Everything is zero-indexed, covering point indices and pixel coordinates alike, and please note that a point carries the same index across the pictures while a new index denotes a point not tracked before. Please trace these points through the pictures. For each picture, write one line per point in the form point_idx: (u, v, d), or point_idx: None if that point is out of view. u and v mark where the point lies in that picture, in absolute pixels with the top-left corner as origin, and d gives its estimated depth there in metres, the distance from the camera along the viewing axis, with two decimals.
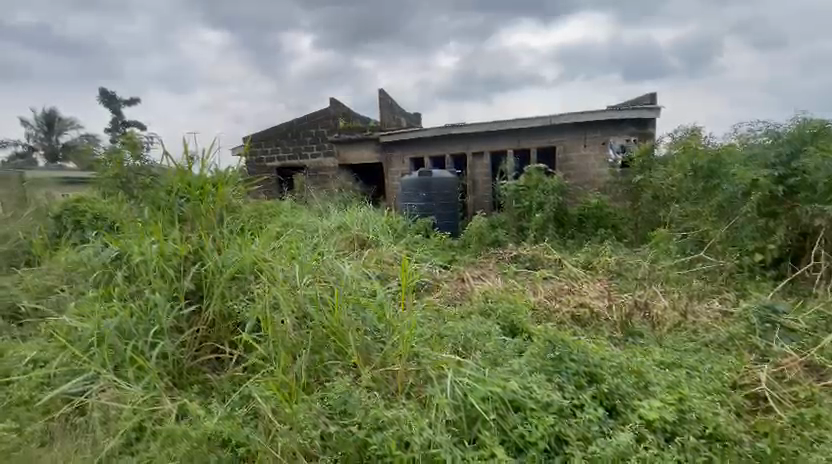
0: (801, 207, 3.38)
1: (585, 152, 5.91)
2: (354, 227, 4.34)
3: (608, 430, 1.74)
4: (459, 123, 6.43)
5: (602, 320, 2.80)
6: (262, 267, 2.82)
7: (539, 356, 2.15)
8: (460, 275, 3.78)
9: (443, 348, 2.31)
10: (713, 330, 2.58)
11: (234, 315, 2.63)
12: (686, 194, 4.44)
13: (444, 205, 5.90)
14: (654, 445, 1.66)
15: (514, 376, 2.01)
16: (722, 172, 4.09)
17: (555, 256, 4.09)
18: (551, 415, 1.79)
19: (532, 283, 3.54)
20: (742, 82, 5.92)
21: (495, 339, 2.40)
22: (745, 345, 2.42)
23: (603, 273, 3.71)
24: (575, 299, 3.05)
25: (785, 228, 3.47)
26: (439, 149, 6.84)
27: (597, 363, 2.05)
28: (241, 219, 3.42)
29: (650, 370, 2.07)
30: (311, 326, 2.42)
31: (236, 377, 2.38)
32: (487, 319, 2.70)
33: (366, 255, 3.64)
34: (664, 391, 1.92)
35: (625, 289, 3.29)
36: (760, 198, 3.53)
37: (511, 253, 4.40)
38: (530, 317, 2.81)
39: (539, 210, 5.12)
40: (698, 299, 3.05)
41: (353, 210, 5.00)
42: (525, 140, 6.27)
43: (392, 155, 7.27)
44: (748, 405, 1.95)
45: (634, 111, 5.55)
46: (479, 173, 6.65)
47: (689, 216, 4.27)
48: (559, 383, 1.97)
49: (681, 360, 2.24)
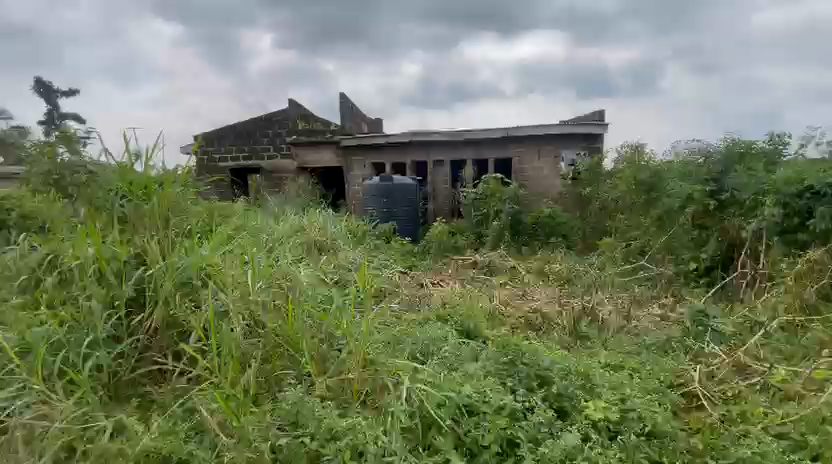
0: (731, 219, 3.70)
1: (540, 164, 6.16)
2: (312, 231, 4.26)
3: (556, 431, 1.79)
4: (422, 131, 6.50)
5: (553, 324, 2.91)
6: (211, 273, 2.67)
7: (493, 360, 2.20)
8: (419, 281, 3.79)
9: (401, 354, 2.31)
10: (653, 332, 2.76)
11: (180, 323, 2.49)
12: (630, 206, 4.72)
13: (405, 211, 5.91)
14: (599, 444, 1.74)
15: (470, 380, 2.04)
16: (662, 186, 4.40)
17: (511, 263, 4.22)
18: (504, 417, 1.84)
19: (489, 288, 3.63)
20: None
21: (451, 344, 2.43)
22: (681, 347, 2.59)
23: (556, 279, 3.87)
24: (530, 305, 3.17)
25: (716, 238, 3.77)
26: (401, 154, 6.86)
27: (548, 366, 2.12)
28: (190, 221, 3.24)
29: (596, 372, 2.17)
30: (263, 334, 2.34)
31: (180, 389, 2.24)
32: (444, 325, 2.71)
33: (324, 260, 3.57)
34: (608, 392, 2.02)
35: (575, 294, 3.45)
36: (696, 210, 3.85)
37: (470, 259, 4.49)
38: (486, 322, 2.87)
39: (497, 218, 5.29)
40: (639, 304, 3.26)
41: (312, 214, 4.90)
42: (484, 149, 6.44)
43: (353, 160, 7.20)
44: (683, 403, 2.08)
45: (585, 127, 5.89)
46: (439, 180, 6.73)
47: (633, 227, 4.56)
48: (512, 386, 2.03)
49: (625, 361, 2.38)
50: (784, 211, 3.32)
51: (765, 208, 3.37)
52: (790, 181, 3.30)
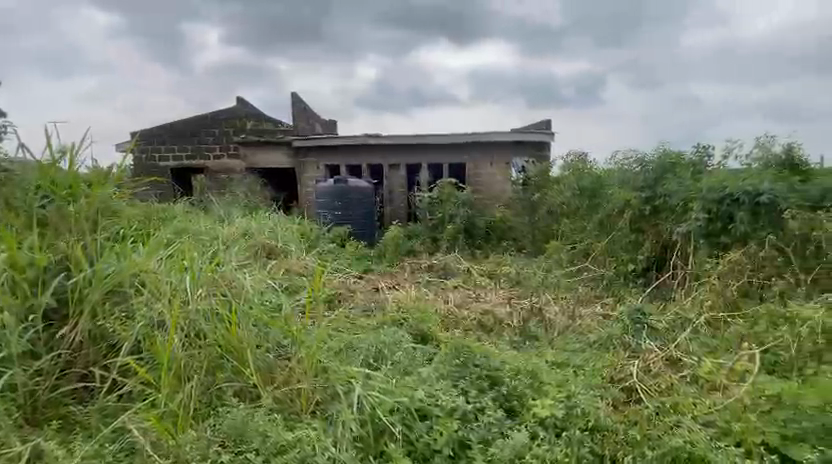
0: (664, 223, 3.99)
1: (492, 169, 6.33)
2: (260, 235, 4.08)
3: (506, 430, 1.82)
4: (377, 134, 6.47)
5: (504, 325, 2.98)
6: (146, 280, 2.46)
7: (446, 362, 2.21)
8: (374, 285, 3.74)
9: (352, 361, 2.24)
10: (595, 330, 2.91)
11: (109, 335, 2.28)
12: (574, 211, 4.97)
13: (360, 214, 5.83)
14: (546, 441, 1.78)
15: (422, 384, 2.03)
16: (602, 193, 4.66)
17: (465, 266, 4.29)
18: (455, 420, 1.84)
19: (443, 291, 3.65)
20: (625, 114, 6.56)
21: (405, 348, 2.40)
22: (621, 343, 2.73)
23: (506, 281, 3.97)
24: (482, 306, 3.23)
25: (650, 242, 4.04)
26: (355, 157, 6.78)
27: (498, 367, 2.17)
28: (122, 224, 2.98)
29: (544, 370, 2.24)
30: (203, 345, 2.20)
31: (109, 408, 2.04)
32: (398, 329, 2.69)
33: (273, 266, 3.43)
34: (555, 389, 2.08)
35: (524, 296, 3.56)
36: (633, 214, 4.16)
37: (425, 262, 4.51)
38: (439, 325, 2.87)
39: (451, 222, 5.36)
40: (583, 304, 3.41)
41: (261, 217, 4.70)
42: (439, 154, 6.52)
43: (306, 161, 7.01)
44: (624, 397, 2.19)
45: (533, 135, 6.18)
46: (395, 184, 6.71)
47: (577, 230, 4.79)
48: (463, 387, 2.05)
49: (570, 360, 2.48)
50: (708, 217, 3.62)
51: (692, 213, 3.69)
52: (712, 191, 3.62)
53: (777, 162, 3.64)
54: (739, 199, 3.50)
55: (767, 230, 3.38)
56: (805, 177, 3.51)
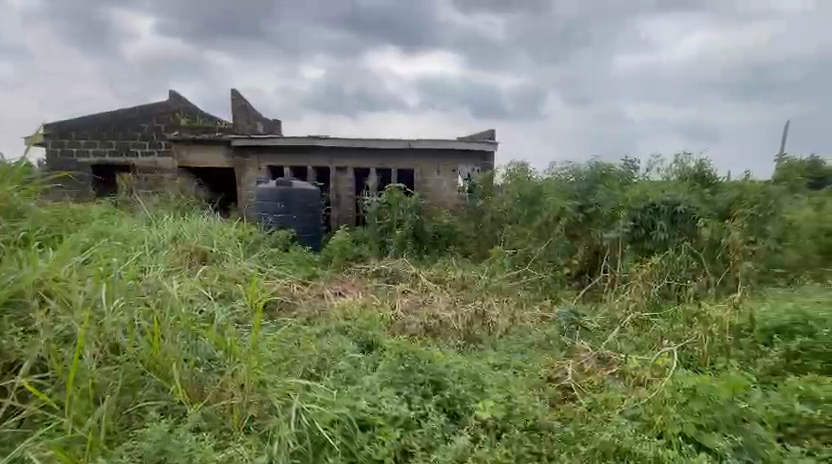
0: (596, 231, 4.25)
1: (439, 176, 6.44)
2: (193, 239, 3.80)
3: (449, 435, 1.82)
4: (323, 136, 6.31)
5: (449, 329, 3.01)
6: (53, 291, 2.19)
7: (390, 369, 2.17)
8: (319, 291, 3.62)
9: (291, 373, 2.14)
10: (535, 332, 3.02)
11: (3, 353, 1.99)
12: (516, 217, 5.12)
13: (304, 217, 5.62)
14: (487, 444, 1.80)
15: (365, 393, 1.99)
16: (541, 201, 4.87)
17: (413, 271, 4.28)
18: (398, 428, 1.81)
19: (390, 296, 3.62)
20: None
21: (348, 357, 2.33)
22: (558, 343, 2.86)
23: (452, 285, 4.02)
24: (428, 310, 3.24)
25: (583, 248, 4.31)
26: (300, 159, 6.58)
27: (442, 371, 2.16)
28: (27, 226, 2.63)
29: (486, 374, 2.28)
30: (121, 360, 1.99)
31: (3, 435, 1.78)
32: (341, 337, 2.60)
33: (207, 272, 3.20)
34: (496, 391, 2.12)
35: (468, 299, 3.62)
36: (567, 222, 4.36)
37: (372, 267, 4.45)
38: (385, 331, 2.83)
39: (399, 227, 5.36)
40: (523, 306, 3.54)
41: (194, 219, 4.38)
42: (387, 159, 6.49)
43: (247, 161, 6.68)
44: (560, 395, 2.27)
45: (479, 144, 6.37)
46: (342, 187, 6.58)
47: (518, 236, 4.97)
48: (407, 394, 2.03)
49: (511, 361, 2.55)
50: (634, 225, 3.98)
51: (620, 221, 4.01)
52: (637, 203, 4.01)
53: (691, 175, 4.21)
54: (659, 208, 3.94)
55: (682, 239, 3.82)
56: (713, 188, 4.14)
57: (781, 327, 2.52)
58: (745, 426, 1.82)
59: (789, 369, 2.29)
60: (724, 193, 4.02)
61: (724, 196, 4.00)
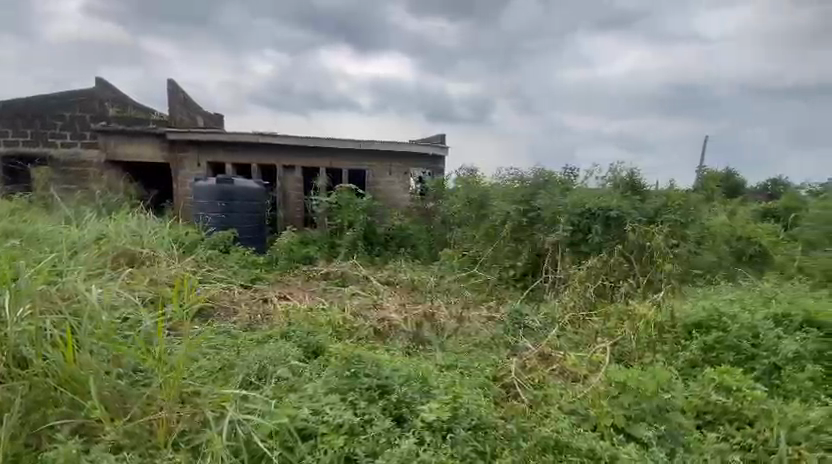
0: (539, 234, 4.40)
1: (391, 178, 6.45)
2: (120, 240, 3.47)
3: (394, 439, 1.79)
4: (269, 133, 6.04)
5: (399, 332, 2.98)
6: None
7: (336, 375, 2.12)
8: (263, 295, 3.45)
9: (228, 382, 2.01)
10: (481, 332, 3.08)
11: None
12: (465, 220, 5.22)
13: (246, 217, 5.36)
14: (433, 445, 1.79)
15: (308, 401, 1.91)
16: (488, 204, 5.00)
17: (363, 273, 4.21)
18: (341, 435, 1.76)
19: (339, 299, 3.54)
20: None
21: (290, 364, 2.23)
22: (503, 342, 2.94)
23: (403, 287, 4.00)
24: (378, 313, 3.20)
25: (528, 250, 4.43)
26: (245, 156, 6.27)
27: (389, 375, 2.13)
28: None
29: (434, 375, 2.28)
30: (26, 377, 1.76)
31: None
32: (284, 343, 2.49)
33: (136, 276, 2.94)
34: (442, 392, 2.11)
35: (419, 301, 3.63)
36: (513, 225, 4.53)
37: (321, 270, 4.33)
38: (331, 336, 2.75)
39: (350, 228, 5.27)
40: (472, 307, 3.60)
41: (122, 218, 4.01)
42: (338, 159, 6.37)
43: (184, 157, 6.26)
44: (504, 393, 2.31)
45: (431, 148, 6.51)
46: (290, 186, 6.36)
47: (467, 238, 5.06)
48: (353, 400, 1.97)
49: (459, 362, 2.57)
50: (572, 229, 4.20)
51: (560, 225, 4.21)
52: (576, 207, 4.26)
53: (624, 183, 4.56)
54: (595, 214, 4.22)
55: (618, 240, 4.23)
56: (643, 195, 4.50)
57: (699, 322, 2.77)
58: (668, 415, 1.97)
59: (706, 361, 2.50)
60: (653, 200, 4.38)
61: (652, 203, 4.34)
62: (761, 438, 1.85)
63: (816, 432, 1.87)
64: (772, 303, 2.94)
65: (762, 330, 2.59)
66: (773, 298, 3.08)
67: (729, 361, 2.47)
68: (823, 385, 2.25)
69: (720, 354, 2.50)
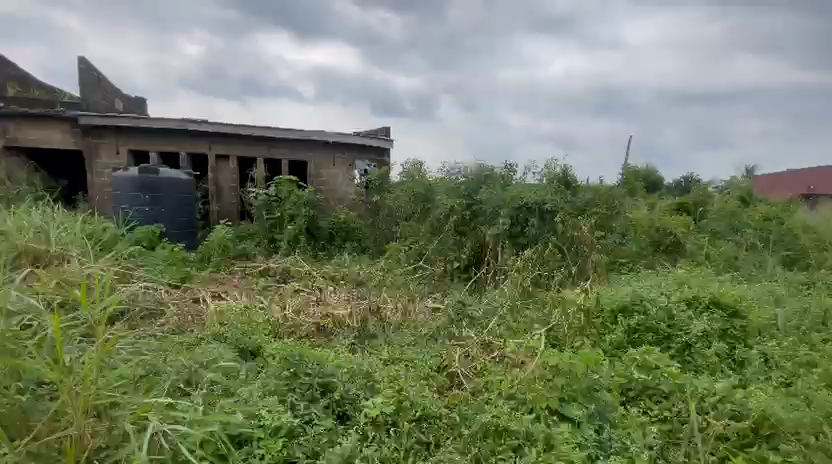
0: (481, 227, 4.50)
1: (334, 170, 6.32)
2: (19, 235, 3.04)
3: (337, 438, 1.75)
4: (200, 120, 5.61)
5: (343, 328, 2.92)
6: None
7: (274, 376, 2.03)
8: (194, 295, 3.23)
9: (152, 390, 1.84)
10: (426, 324, 3.10)
11: None
12: (410, 214, 5.20)
13: (173, 210, 4.94)
14: (376, 441, 1.78)
15: (244, 405, 1.82)
16: (432, 198, 5.02)
17: (307, 269, 4.07)
18: (280, 438, 1.70)
19: (280, 297, 3.40)
20: None
21: (222, 367, 2.09)
22: (447, 333, 2.97)
23: (347, 282, 3.91)
24: (321, 309, 3.10)
25: (471, 242, 4.50)
26: (172, 144, 5.79)
27: (332, 373, 2.07)
28: None
29: (378, 369, 2.24)
30: None
31: None
32: (217, 345, 2.34)
33: (41, 277, 2.60)
34: (387, 386, 2.09)
35: (364, 296, 3.56)
36: (457, 219, 4.59)
37: (259, 266, 4.12)
38: (270, 335, 2.63)
39: (291, 222, 5.06)
40: (418, 300, 3.60)
41: (23, 211, 3.52)
42: (277, 149, 6.09)
43: (100, 143, 5.63)
44: (449, 382, 2.35)
45: (374, 140, 6.44)
46: (224, 177, 5.98)
47: (413, 232, 5.05)
48: (293, 401, 1.90)
49: (404, 355, 2.57)
50: (511, 222, 4.36)
51: (500, 218, 4.34)
52: (515, 201, 4.42)
53: (559, 179, 4.85)
54: (531, 208, 4.39)
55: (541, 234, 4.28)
56: (575, 190, 4.80)
57: (623, 307, 2.99)
58: (597, 394, 2.11)
59: (629, 342, 2.72)
60: (583, 194, 4.68)
61: (582, 197, 4.64)
62: (675, 410, 2.04)
63: (721, 402, 2.09)
64: (684, 287, 3.26)
65: (676, 312, 2.86)
66: (686, 283, 3.42)
67: (649, 341, 2.69)
68: (726, 359, 2.54)
69: (642, 335, 2.73)
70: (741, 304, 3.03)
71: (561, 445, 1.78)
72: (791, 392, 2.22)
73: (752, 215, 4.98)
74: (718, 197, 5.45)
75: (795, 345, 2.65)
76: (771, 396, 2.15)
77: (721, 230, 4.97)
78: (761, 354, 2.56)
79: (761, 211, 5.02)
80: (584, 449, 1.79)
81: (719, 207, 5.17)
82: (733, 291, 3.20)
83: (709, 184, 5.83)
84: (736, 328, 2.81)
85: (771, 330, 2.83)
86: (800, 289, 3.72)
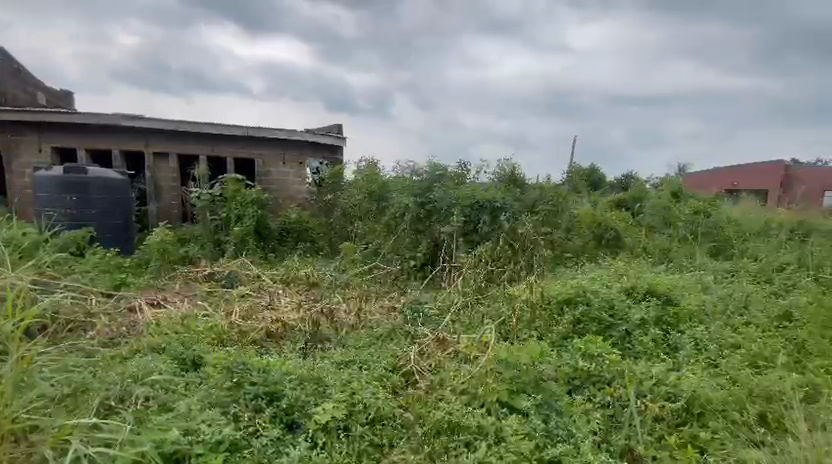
0: (435, 225, 4.53)
1: (285, 169, 6.11)
2: None
3: (284, 448, 1.69)
4: (136, 115, 5.23)
5: (294, 332, 2.83)
6: None
7: (217, 387, 1.93)
8: (130, 304, 3.01)
9: (79, 411, 1.69)
10: (382, 324, 3.06)
11: None
12: (365, 213, 5.12)
13: (107, 213, 4.59)
14: (326, 447, 1.73)
15: (182, 420, 1.71)
16: (387, 197, 4.99)
17: (256, 272, 3.90)
18: (221, 453, 1.61)
19: (227, 302, 3.24)
20: None
21: (160, 381, 1.96)
22: (402, 332, 2.96)
23: (300, 284, 3.80)
24: (271, 314, 2.98)
25: (427, 240, 4.52)
26: (104, 141, 5.36)
27: (279, 380, 1.99)
28: None
29: (329, 373, 2.17)
30: None
31: None
32: (154, 357, 2.19)
33: None
34: (338, 390, 2.03)
35: (318, 298, 3.46)
36: (413, 217, 4.59)
37: (205, 271, 3.92)
38: (214, 344, 2.50)
39: (239, 223, 4.85)
40: (373, 300, 3.55)
41: None
42: (222, 146, 5.81)
43: (19, 140, 5.11)
44: (403, 382, 2.33)
45: (327, 138, 6.31)
46: (164, 177, 5.62)
47: (368, 231, 4.98)
48: (236, 413, 1.81)
49: (357, 356, 2.53)
50: (464, 220, 4.42)
51: (454, 217, 4.39)
52: (467, 200, 4.49)
53: (508, 176, 4.98)
54: (483, 206, 4.47)
55: (492, 226, 4.41)
56: (524, 187, 4.95)
57: (569, 299, 3.11)
58: (544, 385, 2.18)
59: (575, 332, 2.84)
60: (532, 192, 4.85)
61: (531, 195, 4.80)
62: (616, 395, 2.15)
63: (657, 385, 2.23)
64: (625, 279, 3.45)
65: (617, 302, 3.02)
66: (626, 274, 3.62)
67: (593, 331, 2.83)
68: (661, 344, 2.72)
69: (586, 325, 2.86)
70: (675, 292, 3.25)
71: (510, 436, 1.83)
72: (718, 372, 2.41)
73: (685, 209, 5.37)
74: (654, 194, 5.83)
75: (721, 328, 2.89)
76: (700, 377, 2.32)
77: (657, 224, 5.34)
78: (692, 338, 2.76)
79: (693, 206, 5.41)
80: (532, 438, 1.84)
81: (655, 202, 5.54)
82: (667, 281, 3.43)
83: (647, 181, 6.22)
84: (670, 315, 3.01)
85: (701, 315, 3.06)
86: (726, 276, 4.06)
